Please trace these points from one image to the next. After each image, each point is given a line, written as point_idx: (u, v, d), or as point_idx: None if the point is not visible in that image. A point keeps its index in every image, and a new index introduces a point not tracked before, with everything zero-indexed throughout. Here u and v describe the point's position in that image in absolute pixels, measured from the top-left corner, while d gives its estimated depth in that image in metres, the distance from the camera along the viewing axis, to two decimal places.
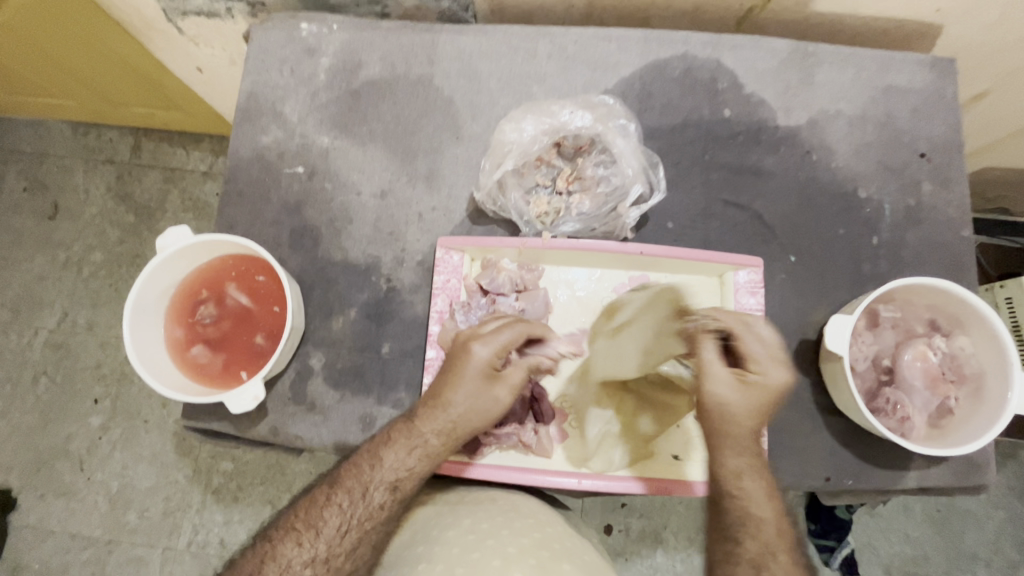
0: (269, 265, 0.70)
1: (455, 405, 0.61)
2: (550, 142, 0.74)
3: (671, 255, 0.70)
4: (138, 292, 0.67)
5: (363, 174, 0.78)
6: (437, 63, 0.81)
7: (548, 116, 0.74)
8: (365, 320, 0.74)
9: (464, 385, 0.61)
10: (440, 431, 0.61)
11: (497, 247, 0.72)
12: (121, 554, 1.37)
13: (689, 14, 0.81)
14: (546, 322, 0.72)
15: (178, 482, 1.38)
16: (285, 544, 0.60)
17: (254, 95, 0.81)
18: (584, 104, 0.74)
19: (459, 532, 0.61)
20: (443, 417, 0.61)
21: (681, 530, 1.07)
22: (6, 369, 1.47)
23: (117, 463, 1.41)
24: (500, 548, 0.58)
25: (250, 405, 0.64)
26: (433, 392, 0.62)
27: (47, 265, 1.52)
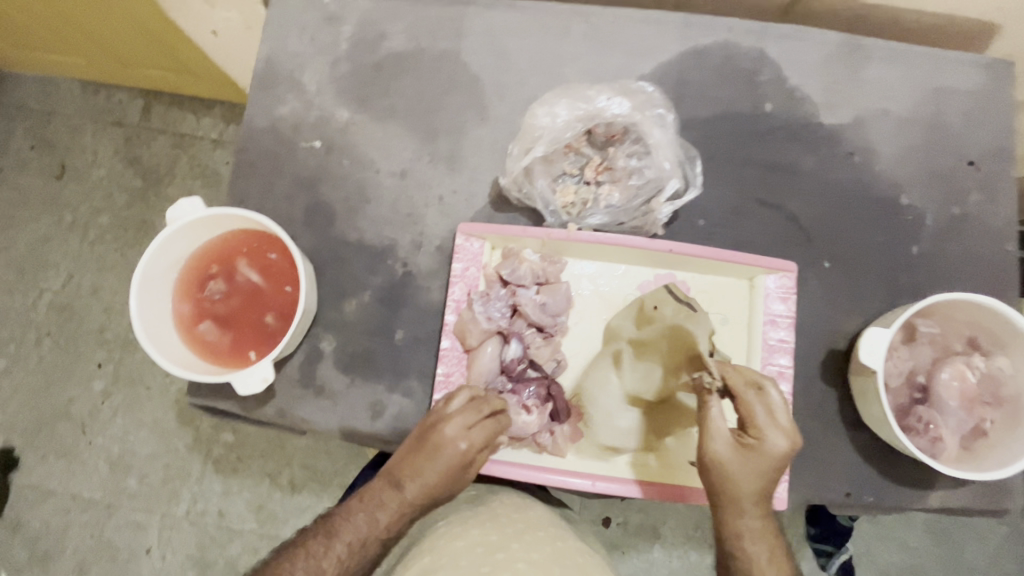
0: (282, 242, 0.67)
1: (437, 481, 0.59)
2: (583, 128, 0.70)
3: (702, 254, 0.67)
4: (147, 265, 0.64)
5: (381, 152, 0.74)
6: (465, 37, 0.77)
7: (583, 102, 0.70)
8: (378, 304, 0.71)
9: (442, 472, 0.59)
10: (425, 497, 0.60)
11: (520, 237, 0.68)
12: (121, 518, 1.38)
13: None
14: (566, 317, 0.69)
15: (179, 450, 1.38)
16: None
17: (270, 62, 0.77)
18: (622, 91, 0.71)
19: (466, 544, 0.60)
20: (428, 489, 0.59)
21: (679, 526, 1.06)
22: (10, 328, 1.46)
23: (119, 429, 1.41)
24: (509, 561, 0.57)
25: (259, 388, 0.61)
26: (413, 465, 0.59)
27: (53, 226, 1.50)
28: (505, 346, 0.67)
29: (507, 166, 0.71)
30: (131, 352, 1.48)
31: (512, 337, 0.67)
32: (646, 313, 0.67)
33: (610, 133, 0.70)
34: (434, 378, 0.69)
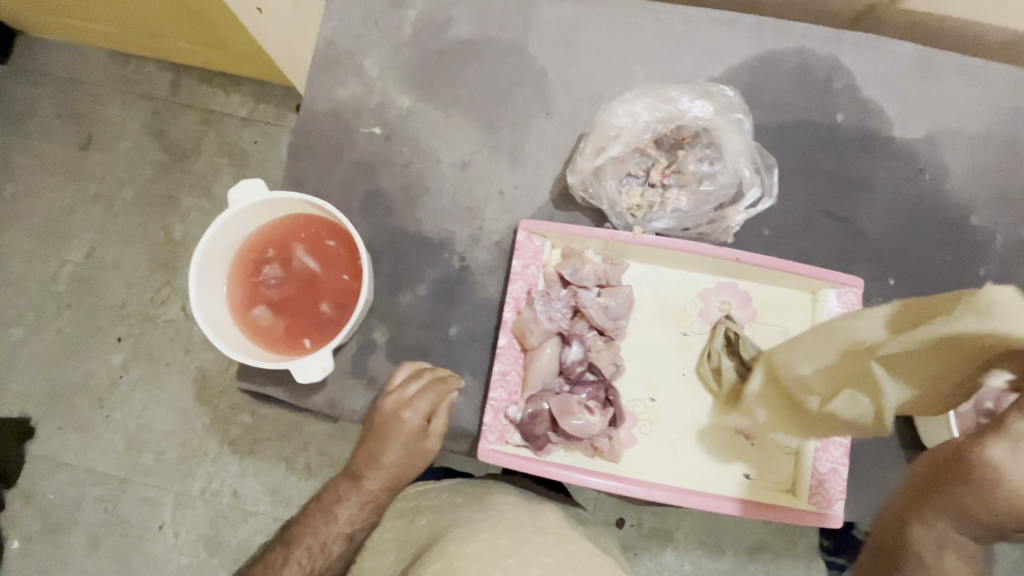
0: (344, 231, 0.66)
1: (390, 462, 0.62)
2: (661, 131, 0.67)
3: (770, 265, 0.66)
4: (206, 245, 0.62)
5: (443, 142, 0.73)
6: (533, 28, 0.75)
7: (665, 103, 0.67)
8: (434, 298, 0.70)
9: (397, 448, 0.62)
10: (383, 483, 0.64)
11: (583, 236, 0.67)
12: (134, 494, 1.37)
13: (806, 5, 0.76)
14: (626, 321, 0.67)
15: (195, 429, 1.38)
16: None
17: (332, 44, 0.75)
18: (704, 94, 0.68)
19: (477, 544, 0.59)
20: (384, 474, 0.63)
21: (692, 530, 1.01)
22: (30, 297, 1.46)
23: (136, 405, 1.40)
24: (519, 566, 0.56)
25: (317, 377, 0.62)
26: (364, 454, 0.63)
27: (77, 196, 1.50)
28: (564, 347, 0.66)
29: (573, 163, 0.69)
30: (150, 329, 1.44)
31: (572, 339, 0.66)
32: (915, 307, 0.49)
33: (682, 138, 0.68)
34: (489, 375, 0.68)
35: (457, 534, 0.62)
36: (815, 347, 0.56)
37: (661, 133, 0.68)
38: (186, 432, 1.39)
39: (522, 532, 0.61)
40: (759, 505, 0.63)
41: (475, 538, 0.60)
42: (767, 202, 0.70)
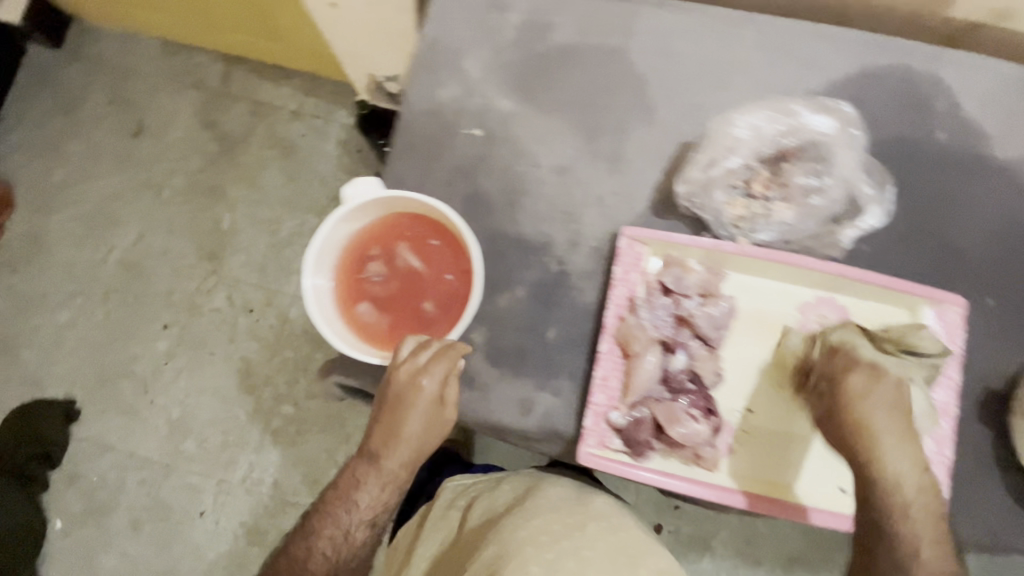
0: (452, 233, 0.67)
1: (415, 431, 0.67)
2: (776, 141, 0.71)
3: (874, 280, 0.66)
4: (324, 237, 0.65)
5: (542, 146, 0.73)
6: (634, 35, 0.75)
7: (786, 115, 0.71)
8: (533, 300, 0.71)
9: (416, 418, 0.66)
10: (403, 457, 0.68)
11: (687, 246, 0.68)
12: (175, 479, 1.55)
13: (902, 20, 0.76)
14: (727, 331, 0.68)
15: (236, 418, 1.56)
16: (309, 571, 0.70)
17: (434, 44, 0.75)
18: (824, 107, 0.71)
19: (541, 536, 0.70)
20: (405, 448, 0.67)
21: (729, 540, 1.05)
22: (78, 282, 1.64)
23: (179, 391, 1.58)
24: (582, 550, 0.69)
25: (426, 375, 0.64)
26: (384, 433, 0.67)
27: (127, 183, 1.68)
28: (668, 356, 0.67)
29: (680, 173, 0.71)
30: (195, 316, 1.63)
31: (676, 348, 0.66)
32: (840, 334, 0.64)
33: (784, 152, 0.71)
34: (587, 380, 0.69)
35: (514, 522, 0.73)
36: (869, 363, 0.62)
37: (764, 146, 0.71)
38: (227, 422, 1.57)
39: (576, 521, 0.73)
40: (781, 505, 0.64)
41: (535, 531, 0.71)
42: (879, 219, 0.70)
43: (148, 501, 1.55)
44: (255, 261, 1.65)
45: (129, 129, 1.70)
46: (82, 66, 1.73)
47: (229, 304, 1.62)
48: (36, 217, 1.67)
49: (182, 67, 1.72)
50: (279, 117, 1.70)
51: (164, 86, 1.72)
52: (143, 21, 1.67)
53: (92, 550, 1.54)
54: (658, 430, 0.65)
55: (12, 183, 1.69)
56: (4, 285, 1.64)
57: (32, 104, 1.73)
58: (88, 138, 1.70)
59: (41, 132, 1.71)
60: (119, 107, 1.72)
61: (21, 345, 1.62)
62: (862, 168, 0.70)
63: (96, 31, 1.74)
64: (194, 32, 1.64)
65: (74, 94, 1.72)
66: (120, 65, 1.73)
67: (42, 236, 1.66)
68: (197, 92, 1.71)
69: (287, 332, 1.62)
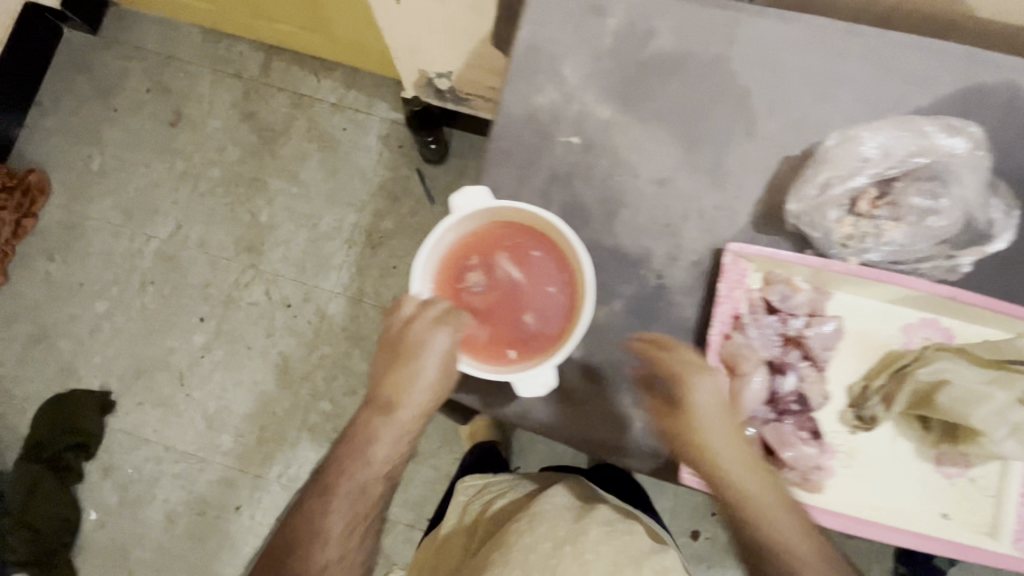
0: (556, 244, 0.64)
1: (439, 376, 0.65)
2: (897, 161, 0.68)
3: (989, 306, 0.64)
4: (428, 248, 0.64)
5: (641, 156, 0.72)
6: (737, 44, 0.73)
7: (913, 134, 0.68)
8: (630, 314, 0.70)
9: (435, 366, 0.65)
10: (423, 404, 0.67)
11: (796, 264, 0.66)
12: (212, 472, 1.54)
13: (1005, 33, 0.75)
14: (832, 352, 0.67)
15: (275, 413, 1.55)
16: (318, 534, 0.64)
17: (531, 47, 0.74)
18: (951, 128, 0.68)
19: (534, 542, 0.68)
20: (426, 395, 0.66)
21: None
22: (115, 271, 1.63)
23: (216, 385, 1.57)
24: (573, 555, 0.65)
25: (541, 391, 0.66)
26: (400, 380, 0.66)
27: (163, 172, 1.66)
28: (775, 376, 0.66)
29: (791, 192, 0.69)
30: (232, 309, 1.60)
31: (786, 370, 0.65)
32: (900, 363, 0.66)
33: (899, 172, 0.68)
34: None
35: (517, 525, 0.72)
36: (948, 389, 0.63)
37: (879, 165, 0.68)
38: (263, 416, 1.56)
39: (578, 526, 0.70)
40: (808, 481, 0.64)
41: (532, 535, 0.69)
42: (1001, 242, 0.67)
43: (184, 496, 1.54)
44: (294, 257, 1.61)
45: (167, 119, 1.68)
46: (121, 52, 1.70)
47: (268, 300, 1.60)
48: (74, 205, 1.66)
49: (222, 56, 1.69)
50: (320, 110, 1.66)
51: (205, 76, 1.69)
52: (184, 9, 1.63)
53: (124, 542, 1.52)
54: (766, 452, 0.64)
55: (49, 169, 1.67)
56: (41, 273, 1.63)
57: (69, 89, 1.70)
58: (127, 127, 1.68)
59: (78, 119, 1.69)
60: (158, 95, 1.69)
61: (58, 334, 1.61)
62: (982, 189, 0.67)
63: (135, 16, 1.71)
64: (237, 22, 1.61)
65: (112, 80, 1.70)
66: (160, 52, 1.70)
67: (81, 224, 1.65)
68: (238, 83, 1.68)
69: (326, 328, 1.58)
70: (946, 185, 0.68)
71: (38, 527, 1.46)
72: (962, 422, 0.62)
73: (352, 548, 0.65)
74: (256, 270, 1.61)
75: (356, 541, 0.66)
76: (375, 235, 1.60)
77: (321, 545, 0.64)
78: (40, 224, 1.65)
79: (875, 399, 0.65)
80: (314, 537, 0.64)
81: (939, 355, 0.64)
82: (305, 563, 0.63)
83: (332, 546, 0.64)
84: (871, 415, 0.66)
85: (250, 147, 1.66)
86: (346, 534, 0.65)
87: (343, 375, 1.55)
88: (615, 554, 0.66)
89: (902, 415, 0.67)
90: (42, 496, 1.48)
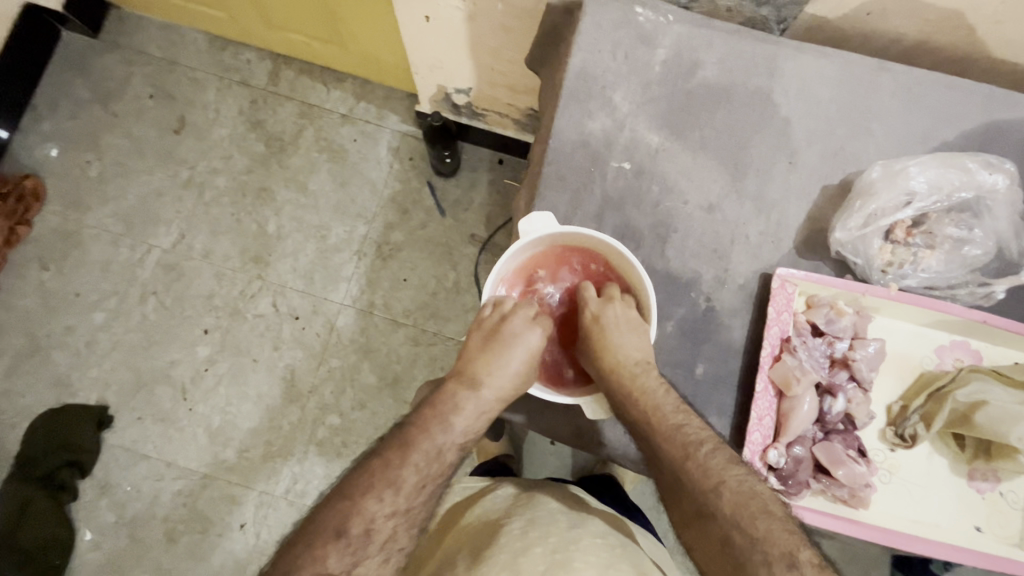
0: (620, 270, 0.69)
1: (512, 391, 0.64)
2: (940, 193, 0.71)
3: (1015, 329, 0.69)
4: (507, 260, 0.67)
5: (690, 183, 0.75)
6: (777, 77, 0.76)
7: (954, 169, 0.71)
8: (680, 335, 0.72)
9: (516, 351, 0.64)
10: (504, 400, 0.64)
11: (840, 289, 0.70)
12: (215, 490, 1.39)
13: (1011, 75, 0.81)
14: (876, 373, 0.70)
15: (283, 427, 1.42)
16: (370, 501, 0.56)
17: (582, 74, 0.76)
18: (986, 163, 0.72)
19: (527, 546, 0.67)
20: (506, 401, 0.65)
21: None
22: (114, 282, 1.50)
23: (221, 399, 1.43)
24: (565, 562, 0.64)
25: (604, 415, 0.68)
26: (492, 377, 0.64)
27: (168, 180, 1.54)
28: (825, 398, 0.68)
29: (837, 220, 0.72)
30: (237, 321, 1.47)
31: (835, 391, 0.68)
32: (935, 378, 0.70)
33: (939, 203, 0.72)
34: (738, 417, 0.70)
35: (512, 526, 0.71)
36: (992, 408, 0.66)
37: (923, 198, 0.71)
38: (271, 430, 1.42)
39: (572, 534, 0.69)
40: (847, 495, 0.67)
41: (527, 538, 0.68)
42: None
43: (184, 515, 1.38)
44: (302, 268, 1.49)
45: (172, 126, 1.57)
46: (123, 56, 1.59)
47: (275, 311, 1.47)
48: (72, 211, 1.52)
49: (229, 65, 1.59)
50: (329, 121, 1.56)
51: (211, 83, 1.58)
52: (187, 13, 1.52)
53: (122, 565, 1.36)
54: (818, 471, 0.67)
55: (46, 175, 1.54)
56: (34, 282, 1.49)
57: (67, 92, 1.57)
58: (130, 133, 1.56)
59: (78, 123, 1.56)
60: (162, 100, 1.58)
61: (53, 346, 1.46)
62: (1015, 221, 0.72)
63: (139, 21, 1.60)
64: (245, 28, 1.50)
65: (113, 84, 1.58)
66: (164, 57, 1.59)
67: (79, 232, 1.52)
68: (245, 90, 1.58)
69: (334, 342, 1.45)
70: (975, 216, 0.73)
71: (28, 549, 1.32)
72: (999, 440, 0.66)
73: (397, 533, 0.57)
74: (263, 280, 1.49)
75: (404, 526, 0.58)
76: (386, 247, 1.50)
77: (367, 514, 0.56)
78: (33, 232, 1.51)
79: (915, 418, 0.69)
80: (364, 507, 0.56)
81: (974, 376, 0.68)
82: (342, 529, 0.55)
83: (378, 523, 0.56)
84: (911, 433, 0.69)
85: (258, 156, 1.54)
86: (399, 518, 0.57)
87: (350, 389, 1.43)
88: (606, 564, 0.65)
89: (939, 433, 0.71)
90: (33, 516, 1.33)
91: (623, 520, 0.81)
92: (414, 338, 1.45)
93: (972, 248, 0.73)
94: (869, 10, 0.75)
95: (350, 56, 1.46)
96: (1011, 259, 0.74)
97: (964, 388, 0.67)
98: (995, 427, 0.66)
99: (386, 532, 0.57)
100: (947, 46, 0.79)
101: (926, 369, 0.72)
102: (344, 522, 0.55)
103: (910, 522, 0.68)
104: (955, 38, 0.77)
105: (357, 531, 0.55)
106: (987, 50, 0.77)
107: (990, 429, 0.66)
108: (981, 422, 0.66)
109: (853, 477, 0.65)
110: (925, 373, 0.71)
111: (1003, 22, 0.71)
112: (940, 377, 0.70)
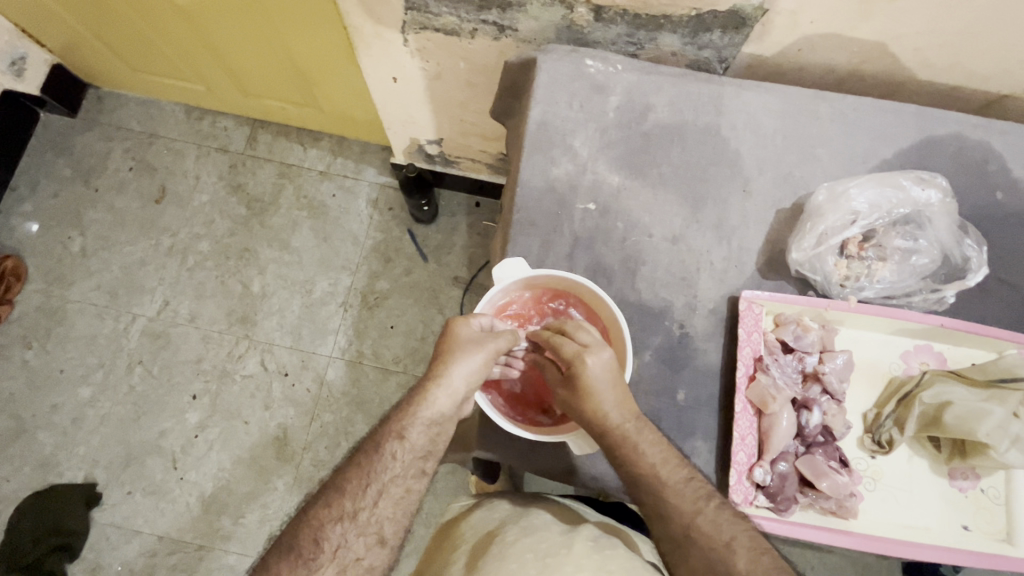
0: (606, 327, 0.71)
1: (457, 385, 0.64)
2: (882, 208, 0.77)
3: (971, 329, 0.73)
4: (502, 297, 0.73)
5: (654, 217, 0.79)
6: (723, 113, 0.82)
7: (891, 187, 0.77)
8: (660, 363, 0.74)
9: (468, 362, 0.65)
10: (450, 394, 0.64)
11: (804, 305, 0.74)
12: (212, 561, 1.35)
13: (941, 93, 0.87)
14: (847, 381, 0.73)
15: (279, 487, 1.39)
16: (318, 511, 0.61)
17: (544, 125, 0.81)
18: (923, 180, 0.78)
19: (519, 552, 0.66)
20: (451, 391, 0.64)
21: None
22: (98, 355, 1.49)
23: (214, 464, 1.41)
24: (557, 567, 0.63)
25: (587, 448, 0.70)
26: (435, 368, 0.65)
27: (150, 250, 1.56)
28: (804, 413, 0.71)
29: (792, 241, 0.77)
30: (227, 383, 1.47)
31: (811, 405, 0.71)
32: (901, 384, 0.74)
33: (883, 219, 0.77)
34: (722, 439, 0.72)
35: (505, 536, 0.70)
36: (959, 409, 0.69)
37: (866, 216, 0.77)
38: (267, 492, 1.39)
39: (564, 538, 0.68)
40: (834, 505, 0.68)
41: (520, 544, 0.67)
42: (977, 275, 0.77)
43: None
44: (289, 324, 1.50)
45: (153, 196, 1.60)
46: (103, 133, 1.63)
47: (263, 370, 1.47)
48: (54, 288, 1.53)
49: (207, 133, 1.64)
50: (307, 178, 1.60)
51: (190, 151, 1.63)
52: (163, 87, 1.57)
53: None
54: (807, 486, 0.68)
55: (26, 255, 1.55)
56: (17, 361, 1.48)
57: (47, 172, 1.60)
58: (110, 207, 1.59)
59: (59, 201, 1.59)
60: (142, 172, 1.61)
61: (37, 426, 1.44)
62: (954, 229, 0.78)
63: (117, 98, 1.65)
64: (220, 97, 1.55)
65: (93, 160, 1.62)
66: (142, 131, 1.64)
67: (62, 308, 1.52)
68: (224, 156, 1.63)
69: (325, 395, 1.45)
70: (919, 228, 0.78)
71: None
72: (969, 437, 0.68)
73: (347, 540, 0.60)
74: (250, 340, 1.49)
75: (354, 527, 0.60)
76: (372, 296, 1.52)
77: (316, 524, 0.60)
78: (15, 312, 1.51)
79: (889, 423, 0.72)
80: (313, 517, 0.61)
81: (938, 378, 0.72)
82: (294, 540, 0.59)
83: (327, 530, 0.60)
84: (888, 439, 0.72)
85: (239, 219, 1.58)
86: (348, 523, 0.60)
87: (345, 442, 1.42)
88: (597, 567, 0.64)
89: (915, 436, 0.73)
90: None
91: (617, 527, 0.80)
92: (406, 384, 1.46)
93: (918, 257, 0.78)
94: (800, 47, 0.81)
95: (324, 115, 1.51)
96: (956, 264, 0.79)
97: (929, 394, 0.71)
98: (968, 428, 0.68)
99: (336, 540, 0.59)
100: (874, 72, 0.85)
101: (897, 376, 0.75)
102: (296, 536, 0.60)
103: (901, 527, 0.70)
104: (882, 66, 0.83)
105: (305, 541, 0.59)
106: (912, 74, 0.84)
107: (964, 431, 0.68)
108: (952, 425, 0.69)
109: (834, 492, 0.67)
110: (896, 378, 0.75)
111: (921, 48, 0.78)
112: (904, 383, 0.73)
